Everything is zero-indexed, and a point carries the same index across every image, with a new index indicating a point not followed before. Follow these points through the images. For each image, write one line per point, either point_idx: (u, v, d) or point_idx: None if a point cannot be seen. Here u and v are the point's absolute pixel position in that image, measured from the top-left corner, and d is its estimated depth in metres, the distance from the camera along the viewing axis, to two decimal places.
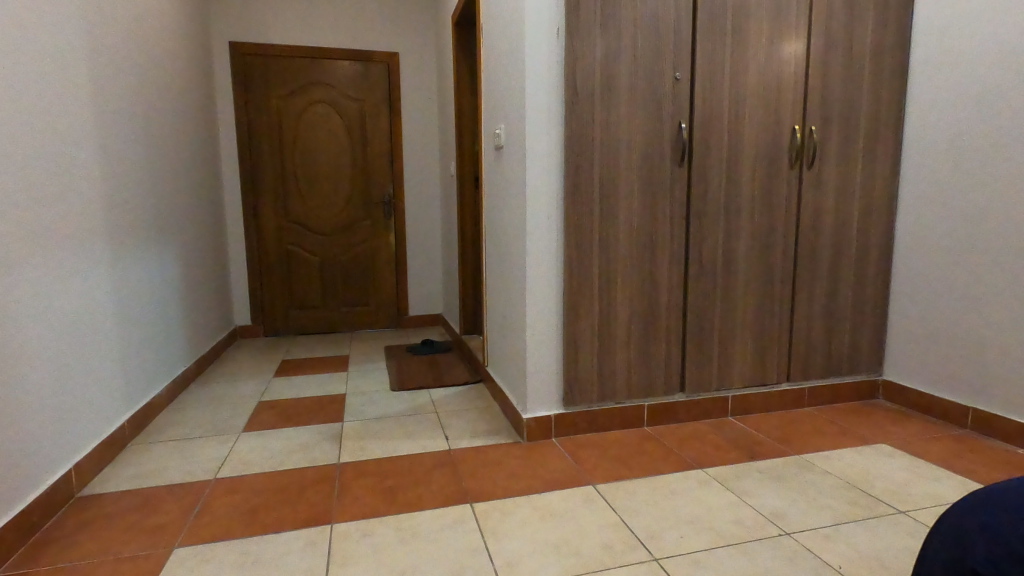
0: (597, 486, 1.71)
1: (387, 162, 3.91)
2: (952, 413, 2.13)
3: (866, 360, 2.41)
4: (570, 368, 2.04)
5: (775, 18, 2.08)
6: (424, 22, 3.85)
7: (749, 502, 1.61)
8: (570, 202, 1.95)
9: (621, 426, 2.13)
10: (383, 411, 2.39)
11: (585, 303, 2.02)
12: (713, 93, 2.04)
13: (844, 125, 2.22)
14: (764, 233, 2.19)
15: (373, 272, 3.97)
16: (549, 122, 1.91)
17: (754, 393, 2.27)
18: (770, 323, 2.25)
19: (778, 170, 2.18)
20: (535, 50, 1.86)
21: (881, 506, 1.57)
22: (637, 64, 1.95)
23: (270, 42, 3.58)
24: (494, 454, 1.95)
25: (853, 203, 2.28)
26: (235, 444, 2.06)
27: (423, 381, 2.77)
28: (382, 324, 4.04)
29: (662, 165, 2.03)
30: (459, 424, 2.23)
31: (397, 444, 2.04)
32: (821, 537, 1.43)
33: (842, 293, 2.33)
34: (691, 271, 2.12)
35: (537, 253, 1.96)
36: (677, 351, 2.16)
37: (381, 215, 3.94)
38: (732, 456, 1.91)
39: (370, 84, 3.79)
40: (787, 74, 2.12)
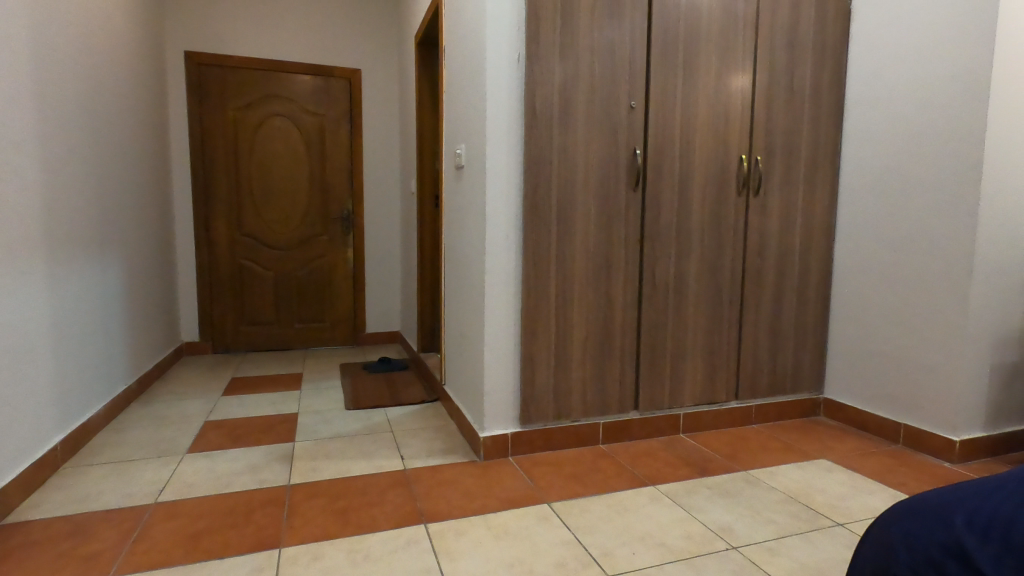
0: (552, 504, 1.72)
1: (346, 178, 3.88)
2: (886, 429, 2.26)
3: (808, 379, 2.52)
4: (527, 386, 2.06)
5: (723, 54, 2.20)
6: (387, 40, 3.87)
7: (698, 517, 1.65)
8: (528, 223, 1.99)
9: (576, 444, 2.16)
10: (337, 430, 2.34)
11: (543, 322, 2.05)
12: (665, 121, 2.14)
13: (786, 156, 2.36)
14: (714, 257, 2.29)
15: (329, 288, 3.91)
16: (508, 144, 1.95)
17: (705, 410, 2.35)
18: (719, 343, 2.34)
19: (726, 196, 2.28)
20: (495, 74, 1.91)
21: (821, 519, 1.65)
22: (594, 92, 2.02)
23: (228, 53, 3.53)
24: (450, 473, 1.94)
25: (795, 229, 2.41)
26: (178, 465, 1.97)
27: (379, 400, 2.72)
28: (338, 341, 3.97)
29: (617, 189, 2.10)
30: (415, 444, 2.21)
31: (351, 465, 2.00)
32: (765, 550, 1.48)
33: (786, 315, 2.44)
34: (644, 292, 2.19)
35: (495, 272, 1.99)
36: (631, 370, 2.21)
37: (339, 230, 3.90)
38: (683, 472, 1.96)
39: (330, 99, 3.77)
40: (735, 107, 2.25)
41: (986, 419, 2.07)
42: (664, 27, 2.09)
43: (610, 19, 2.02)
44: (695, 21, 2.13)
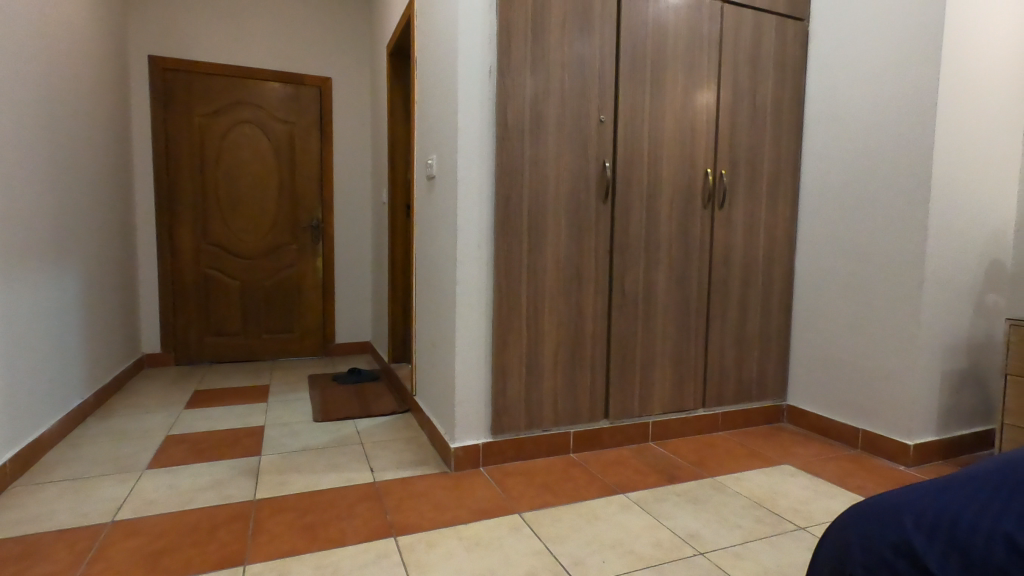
0: (523, 514, 1.72)
1: (317, 186, 3.84)
2: (846, 435, 2.34)
3: (772, 387, 2.59)
4: (498, 396, 2.06)
5: (689, 71, 2.27)
6: (359, 49, 3.86)
7: (666, 524, 1.68)
8: (500, 233, 2.01)
9: (548, 454, 2.17)
10: (305, 443, 2.30)
11: (514, 332, 2.06)
12: (634, 135, 2.19)
13: (750, 170, 2.44)
14: (681, 268, 2.34)
15: (298, 298, 3.85)
16: (480, 155, 1.97)
17: (673, 418, 2.39)
18: (687, 352, 2.39)
19: (693, 208, 2.34)
20: (467, 86, 1.93)
21: (784, 523, 1.69)
22: (565, 106, 2.06)
23: (194, 59, 3.46)
24: (421, 484, 1.92)
25: (759, 241, 2.49)
26: (138, 482, 1.91)
27: (349, 411, 2.69)
28: (307, 351, 3.90)
29: (588, 201, 2.14)
30: (385, 455, 2.18)
31: (319, 478, 1.97)
32: (731, 555, 1.52)
33: (750, 324, 2.51)
34: (614, 302, 2.22)
35: (467, 282, 1.99)
36: (602, 379, 2.24)
37: (309, 240, 3.84)
38: (652, 480, 1.99)
39: (300, 107, 3.74)
40: (700, 123, 2.31)
41: (938, 424, 2.16)
42: (632, 44, 2.14)
43: (580, 35, 2.06)
44: (662, 38, 2.20)
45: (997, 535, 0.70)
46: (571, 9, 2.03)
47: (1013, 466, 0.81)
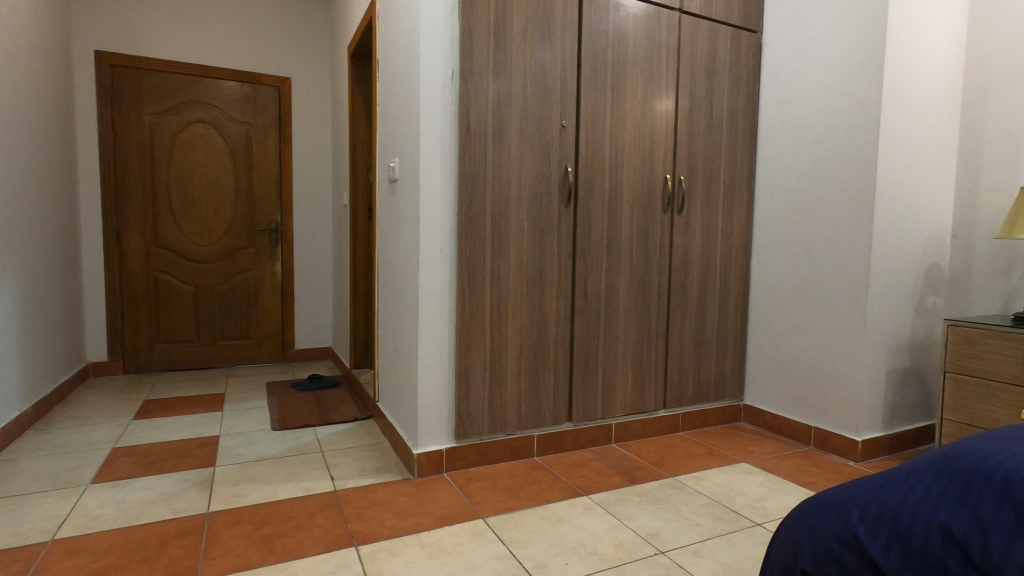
0: (487, 519, 1.72)
1: (275, 188, 3.74)
2: (799, 432, 2.42)
3: (729, 387, 2.67)
4: (462, 401, 2.05)
5: (649, 79, 2.32)
6: (319, 50, 3.80)
7: (628, 524, 1.70)
8: (463, 237, 2.00)
9: (511, 457, 2.17)
10: (262, 452, 2.23)
11: (478, 336, 2.06)
12: (595, 140, 2.22)
13: (707, 176, 2.50)
14: (642, 272, 2.38)
15: (255, 303, 3.74)
16: (442, 159, 1.96)
17: (635, 420, 2.42)
18: (648, 353, 2.43)
19: (653, 213, 2.39)
20: (429, 89, 1.92)
21: (741, 520, 1.74)
22: (527, 110, 2.07)
23: (144, 55, 3.33)
24: (383, 492, 1.89)
25: (716, 245, 2.56)
26: (81, 498, 1.81)
27: (308, 419, 2.62)
28: (264, 358, 3.79)
29: (550, 205, 2.16)
30: (346, 463, 2.14)
31: (277, 488, 1.92)
32: (691, 553, 1.55)
33: (709, 326, 2.57)
34: (577, 306, 2.24)
35: (429, 286, 1.98)
36: (565, 382, 2.25)
37: (266, 243, 3.74)
38: (614, 481, 2.01)
39: (258, 108, 3.65)
40: (659, 129, 2.36)
41: (884, 421, 2.26)
42: (593, 51, 2.18)
43: (542, 40, 2.08)
44: (622, 47, 2.24)
45: (935, 524, 0.74)
46: (533, 15, 2.05)
47: (951, 455, 0.85)
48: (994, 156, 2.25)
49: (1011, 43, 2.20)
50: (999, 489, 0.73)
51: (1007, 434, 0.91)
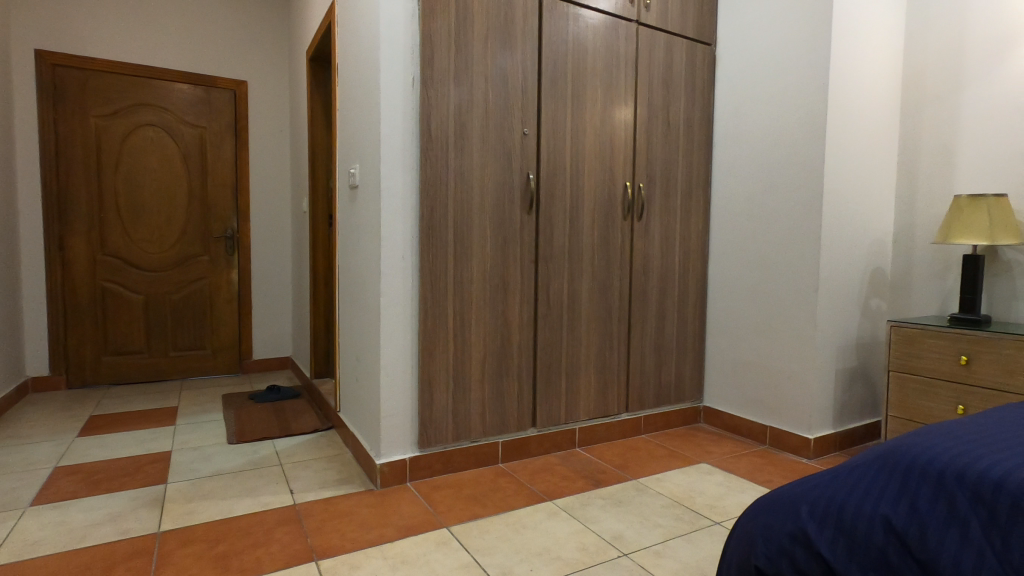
0: (451, 528, 1.70)
1: (231, 194, 3.64)
2: (755, 432, 2.50)
3: (689, 390, 2.73)
4: (425, 409, 2.03)
5: (608, 88, 2.36)
6: (277, 54, 3.73)
7: (592, 528, 1.71)
8: (426, 243, 1.99)
9: (476, 464, 2.16)
10: (217, 467, 2.16)
11: (441, 343, 2.05)
12: (556, 147, 2.24)
13: (665, 184, 2.56)
14: (603, 278, 2.42)
15: (210, 313, 3.62)
16: (404, 166, 1.95)
17: (598, 424, 2.45)
18: (610, 358, 2.47)
19: (614, 220, 2.43)
20: (390, 96, 1.91)
21: (701, 519, 1.78)
22: (488, 118, 2.08)
23: (89, 55, 3.20)
24: (345, 504, 1.86)
25: (674, 251, 2.62)
26: (19, 521, 1.71)
27: (267, 431, 2.55)
28: (220, 369, 3.67)
29: (512, 212, 2.17)
30: (307, 476, 2.09)
31: (233, 504, 1.85)
32: (653, 554, 1.57)
33: (669, 330, 2.63)
34: (540, 311, 2.26)
35: (391, 294, 1.96)
36: (529, 388, 2.26)
37: (222, 250, 3.64)
38: (578, 485, 2.03)
39: (212, 111, 3.55)
40: (619, 138, 2.41)
41: (834, 419, 2.35)
42: (553, 60, 2.21)
43: (503, 48, 2.09)
44: (581, 57, 2.28)
45: (878, 518, 0.79)
46: (493, 23, 2.07)
47: (893, 449, 0.89)
48: (930, 166, 2.39)
49: (942, 60, 2.34)
50: (935, 483, 0.78)
51: (945, 429, 0.96)
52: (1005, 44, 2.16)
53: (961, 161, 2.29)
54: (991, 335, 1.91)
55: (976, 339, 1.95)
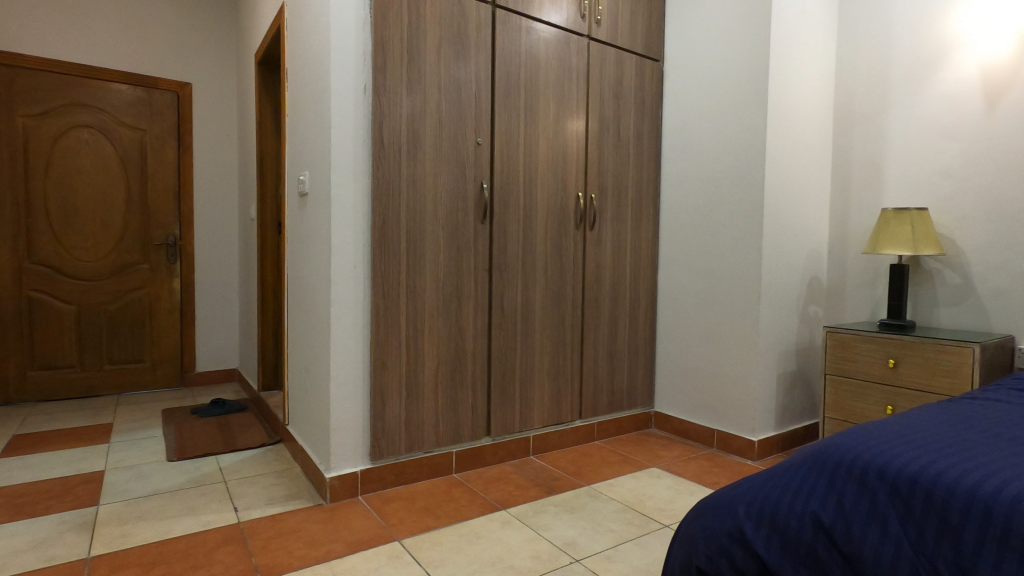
0: (403, 541, 1.68)
1: (173, 200, 3.50)
2: (703, 436, 2.57)
3: (640, 396, 2.79)
4: (377, 420, 2.00)
5: (561, 100, 2.41)
6: (225, 56, 3.63)
7: (545, 535, 1.73)
8: (377, 252, 1.97)
9: (429, 475, 2.14)
10: (155, 487, 2.05)
11: (392, 353, 2.02)
12: (510, 157, 2.27)
13: (616, 195, 2.63)
14: (557, 287, 2.45)
15: (149, 324, 3.45)
16: (355, 173, 1.93)
17: (552, 432, 2.47)
18: (564, 365, 2.50)
19: (567, 230, 2.47)
20: (341, 103, 1.88)
21: (651, 523, 1.81)
22: (442, 127, 2.08)
23: (16, 51, 3.01)
24: (292, 520, 1.80)
25: (625, 260, 2.68)
26: None
27: (210, 447, 2.45)
28: (160, 383, 3.49)
29: (466, 220, 2.17)
30: (252, 492, 2.02)
31: (172, 524, 1.77)
32: (605, 559, 1.59)
33: (621, 337, 2.69)
34: (493, 321, 2.27)
35: (342, 303, 1.92)
36: (483, 397, 2.26)
37: (163, 258, 3.48)
38: (532, 493, 2.04)
39: (153, 114, 3.41)
40: (572, 149, 2.46)
41: (776, 421, 2.46)
42: (505, 72, 2.23)
43: (456, 57, 2.10)
44: (534, 69, 2.31)
45: (808, 516, 0.88)
46: (446, 34, 2.07)
47: (820, 450, 0.98)
48: (860, 180, 2.54)
49: (870, 83, 2.50)
50: (858, 480, 0.88)
51: (867, 429, 1.04)
52: (925, 69, 2.34)
53: (888, 177, 2.45)
54: (914, 340, 2.04)
55: (903, 343, 2.07)
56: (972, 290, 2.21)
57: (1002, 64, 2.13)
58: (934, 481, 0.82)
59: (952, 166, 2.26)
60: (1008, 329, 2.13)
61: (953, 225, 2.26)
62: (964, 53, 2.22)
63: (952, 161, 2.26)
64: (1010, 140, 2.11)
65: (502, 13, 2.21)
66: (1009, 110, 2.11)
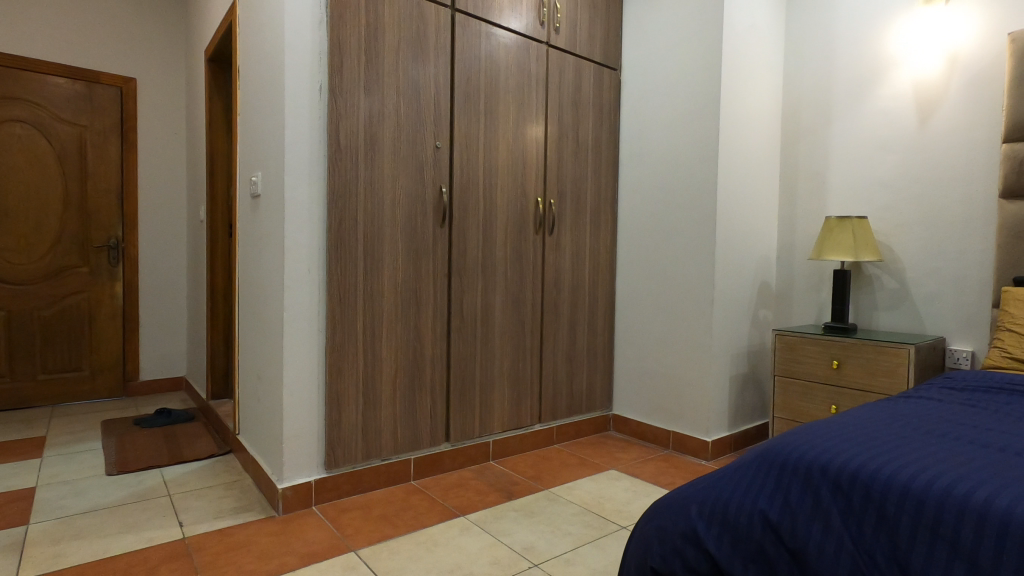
0: (359, 551, 1.64)
1: (116, 200, 3.33)
2: (660, 437, 2.62)
3: (599, 399, 2.82)
4: (333, 428, 1.95)
5: (520, 106, 2.42)
6: (173, 53, 3.50)
7: (504, 541, 1.72)
8: (333, 256, 1.93)
9: (387, 483, 2.10)
10: (92, 503, 1.94)
11: (349, 359, 1.98)
12: (469, 161, 2.26)
13: (575, 202, 2.66)
14: (517, 291, 2.46)
15: (88, 331, 3.27)
16: (310, 175, 1.89)
17: (512, 436, 2.47)
18: (524, 369, 2.50)
19: (526, 235, 2.48)
20: (295, 104, 1.84)
21: (609, 525, 1.83)
22: (401, 130, 2.06)
23: None
24: (243, 534, 1.73)
25: (584, 265, 2.71)
26: None
27: (154, 459, 2.33)
28: (101, 393, 3.31)
29: (425, 224, 2.15)
30: (199, 505, 1.93)
31: (111, 542, 1.67)
32: (563, 562, 1.60)
33: (579, 340, 2.71)
34: (453, 325, 2.25)
35: (295, 308, 1.87)
36: (442, 402, 2.24)
37: (105, 262, 3.31)
38: (491, 499, 2.03)
39: (94, 109, 3.24)
40: (531, 154, 2.47)
41: (730, 422, 2.53)
42: (465, 76, 2.23)
43: (415, 60, 2.09)
44: (493, 75, 2.32)
45: (756, 514, 0.92)
46: (405, 37, 2.05)
47: (769, 448, 1.01)
48: (805, 190, 2.66)
49: (815, 97, 2.62)
50: (804, 478, 0.91)
51: (813, 428, 1.08)
52: (865, 84, 2.46)
53: (831, 187, 2.57)
54: (855, 342, 2.14)
55: (846, 345, 2.17)
56: (907, 294, 2.34)
57: (933, 82, 2.27)
58: (873, 476, 0.85)
59: (889, 177, 2.39)
60: (940, 331, 2.26)
61: (890, 234, 2.39)
62: (900, 70, 2.36)
63: (889, 172, 2.39)
64: (941, 155, 2.25)
65: (462, 18, 2.21)
66: (939, 125, 2.25)
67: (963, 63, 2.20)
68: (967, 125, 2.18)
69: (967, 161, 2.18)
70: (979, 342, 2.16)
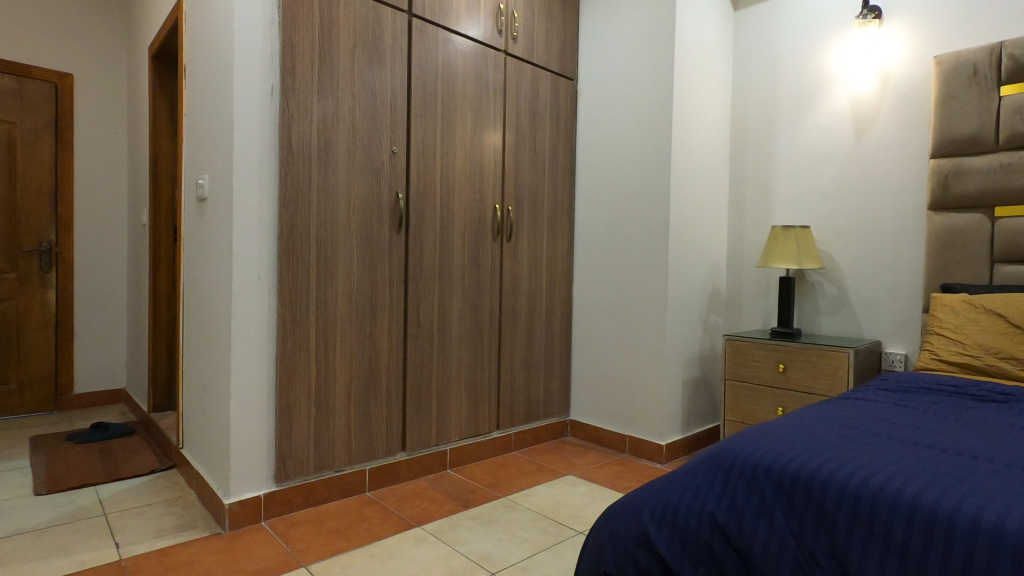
0: (310, 567, 1.59)
1: (50, 202, 3.14)
2: (615, 441, 2.66)
3: (556, 405, 2.84)
4: (283, 439, 1.89)
5: (478, 113, 2.42)
6: (115, 48, 3.34)
7: (461, 550, 1.70)
8: (284, 263, 1.87)
9: (340, 495, 2.04)
10: (17, 526, 1.81)
11: (301, 368, 1.92)
12: (426, 166, 2.25)
13: (532, 209, 2.67)
14: (474, 297, 2.45)
15: (15, 341, 3.06)
16: (260, 178, 1.83)
17: (469, 444, 2.45)
18: (481, 376, 2.49)
19: (484, 242, 2.48)
20: (245, 106, 1.79)
21: (565, 530, 1.84)
22: (355, 134, 2.03)
23: None
24: (186, 552, 1.66)
25: (541, 272, 2.73)
26: None
27: (89, 477, 2.20)
28: (30, 408, 3.10)
29: (380, 230, 2.12)
30: (138, 524, 1.83)
31: (38, 567, 1.57)
32: (520, 570, 1.60)
33: (537, 346, 2.72)
34: (409, 332, 2.22)
35: (244, 315, 1.81)
36: (398, 411, 2.20)
37: (35, 268, 3.11)
38: (448, 508, 2.01)
39: (26, 106, 3.06)
40: (488, 161, 2.48)
41: (683, 425, 2.59)
42: (421, 82, 2.21)
43: (371, 65, 2.06)
44: (451, 81, 2.31)
45: (706, 514, 0.94)
46: (360, 41, 2.03)
47: (717, 451, 1.04)
48: (752, 200, 2.76)
49: (761, 111, 2.73)
50: (749, 478, 0.94)
51: (758, 430, 1.11)
52: (807, 100, 2.58)
53: (776, 197, 2.68)
54: (800, 346, 2.23)
55: (791, 349, 2.26)
56: (846, 301, 2.46)
57: (867, 100, 2.41)
58: (813, 475, 0.89)
59: (829, 189, 2.51)
60: (876, 336, 2.38)
61: (831, 243, 2.51)
62: (838, 88, 2.49)
63: (828, 184, 2.51)
64: (876, 169, 2.38)
65: (419, 23, 2.20)
66: (873, 141, 2.39)
67: (894, 83, 2.34)
68: (899, 141, 2.32)
69: (899, 175, 2.32)
70: (911, 345, 2.29)
